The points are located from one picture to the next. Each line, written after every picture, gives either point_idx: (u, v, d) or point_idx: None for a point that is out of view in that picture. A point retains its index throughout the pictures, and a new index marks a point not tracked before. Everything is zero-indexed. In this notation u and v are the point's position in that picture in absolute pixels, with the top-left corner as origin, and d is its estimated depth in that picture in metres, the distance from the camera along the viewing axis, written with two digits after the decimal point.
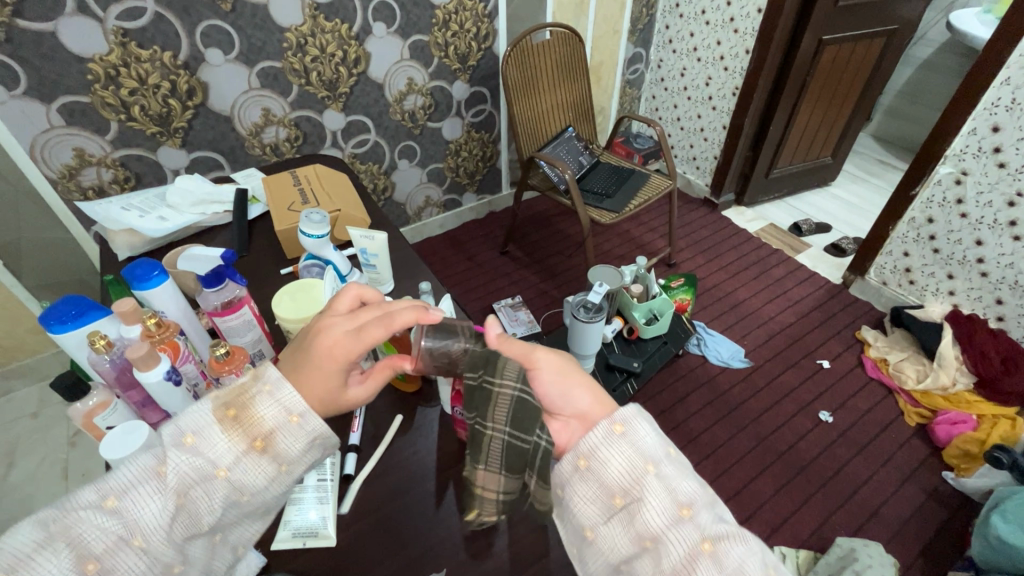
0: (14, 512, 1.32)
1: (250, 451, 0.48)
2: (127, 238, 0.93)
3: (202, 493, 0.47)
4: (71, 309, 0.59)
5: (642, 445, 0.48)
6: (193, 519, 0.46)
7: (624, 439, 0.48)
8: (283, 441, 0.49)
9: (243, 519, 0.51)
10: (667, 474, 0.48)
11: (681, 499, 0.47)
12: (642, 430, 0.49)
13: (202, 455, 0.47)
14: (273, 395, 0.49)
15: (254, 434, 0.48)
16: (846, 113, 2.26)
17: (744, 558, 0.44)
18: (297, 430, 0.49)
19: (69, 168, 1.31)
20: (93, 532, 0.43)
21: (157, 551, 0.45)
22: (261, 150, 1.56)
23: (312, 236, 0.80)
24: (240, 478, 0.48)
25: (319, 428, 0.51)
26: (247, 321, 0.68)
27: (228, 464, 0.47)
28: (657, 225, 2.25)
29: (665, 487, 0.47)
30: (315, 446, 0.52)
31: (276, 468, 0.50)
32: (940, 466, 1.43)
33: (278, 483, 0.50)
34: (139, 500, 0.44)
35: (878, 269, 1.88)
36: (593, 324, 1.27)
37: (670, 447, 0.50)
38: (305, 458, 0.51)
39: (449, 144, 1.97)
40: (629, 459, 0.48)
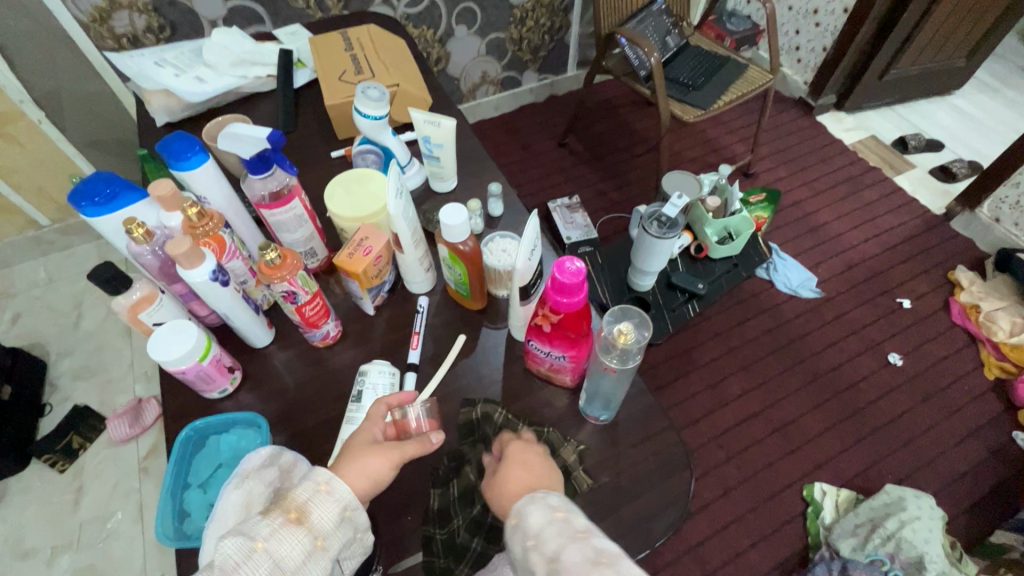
0: (87, 361, 1.41)
1: (283, 527, 0.42)
2: (163, 101, 0.83)
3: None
4: (103, 188, 0.51)
5: (526, 527, 0.44)
6: None
7: (513, 526, 0.45)
8: (316, 511, 0.44)
9: None
10: (548, 545, 0.42)
11: (554, 558, 0.41)
12: (525, 506, 0.45)
13: (238, 533, 0.41)
14: (313, 481, 0.46)
15: (287, 506, 0.44)
16: (1006, 1, 1.81)
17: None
18: (328, 495, 0.45)
19: (99, 10, 1.18)
20: None
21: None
22: (305, 2, 1.37)
23: (369, 117, 0.68)
24: (278, 555, 0.41)
25: (348, 495, 0.46)
26: (298, 216, 0.59)
27: (264, 534, 0.42)
28: (739, 126, 1.98)
29: (544, 558, 0.41)
30: (348, 519, 0.46)
31: (313, 544, 0.43)
32: (1011, 424, 1.34)
33: (317, 563, 0.43)
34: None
35: (994, 204, 1.63)
36: (665, 241, 1.16)
37: (555, 509, 0.44)
38: (339, 534, 0.45)
39: (514, 9, 1.69)
40: (518, 545, 0.44)
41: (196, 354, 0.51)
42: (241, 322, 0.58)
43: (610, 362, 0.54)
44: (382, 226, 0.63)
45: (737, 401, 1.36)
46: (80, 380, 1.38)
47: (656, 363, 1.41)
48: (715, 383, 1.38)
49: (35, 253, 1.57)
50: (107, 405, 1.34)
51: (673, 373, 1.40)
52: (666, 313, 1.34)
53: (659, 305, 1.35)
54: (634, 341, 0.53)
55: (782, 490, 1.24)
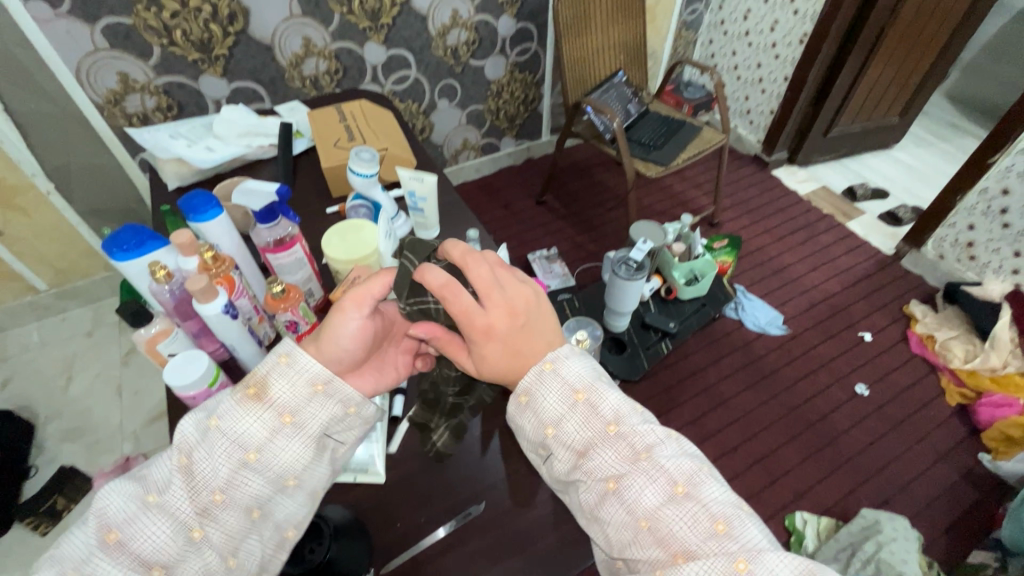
0: (76, 422, 1.42)
1: (243, 402, 0.46)
2: (176, 168, 0.93)
3: (205, 450, 0.44)
4: (131, 238, 0.60)
5: (544, 410, 0.49)
6: (203, 481, 0.44)
7: (528, 408, 0.49)
8: (277, 387, 0.47)
9: (272, 489, 0.46)
10: (572, 432, 0.48)
11: (583, 449, 0.47)
12: (540, 392, 0.49)
13: (201, 411, 0.46)
14: (275, 355, 0.48)
15: (247, 382, 0.47)
16: (923, 69, 2.06)
17: (643, 490, 0.44)
18: (286, 369, 0.47)
19: (114, 93, 1.30)
20: (115, 501, 0.43)
21: (170, 515, 0.43)
22: (301, 82, 1.52)
23: (361, 175, 0.79)
24: (236, 431, 0.45)
25: (312, 367, 0.48)
26: (299, 259, 0.68)
27: (218, 412, 0.45)
28: (701, 181, 2.15)
29: (568, 444, 0.48)
30: (323, 394, 0.48)
31: (278, 420, 0.46)
32: (977, 448, 1.40)
33: (288, 437, 0.46)
34: (153, 463, 0.45)
35: (937, 242, 1.77)
36: (634, 282, 1.25)
37: (575, 393, 0.48)
38: (312, 408, 0.48)
39: (491, 84, 1.88)
40: (534, 422, 0.49)
41: (205, 381, 0.57)
42: (246, 354, 0.64)
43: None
44: (374, 266, 0.72)
45: (716, 436, 1.41)
46: (68, 441, 1.38)
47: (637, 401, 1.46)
48: (694, 418, 1.44)
49: (30, 317, 1.62)
50: (94, 466, 1.34)
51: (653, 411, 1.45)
52: (641, 350, 1.43)
53: (635, 344, 1.43)
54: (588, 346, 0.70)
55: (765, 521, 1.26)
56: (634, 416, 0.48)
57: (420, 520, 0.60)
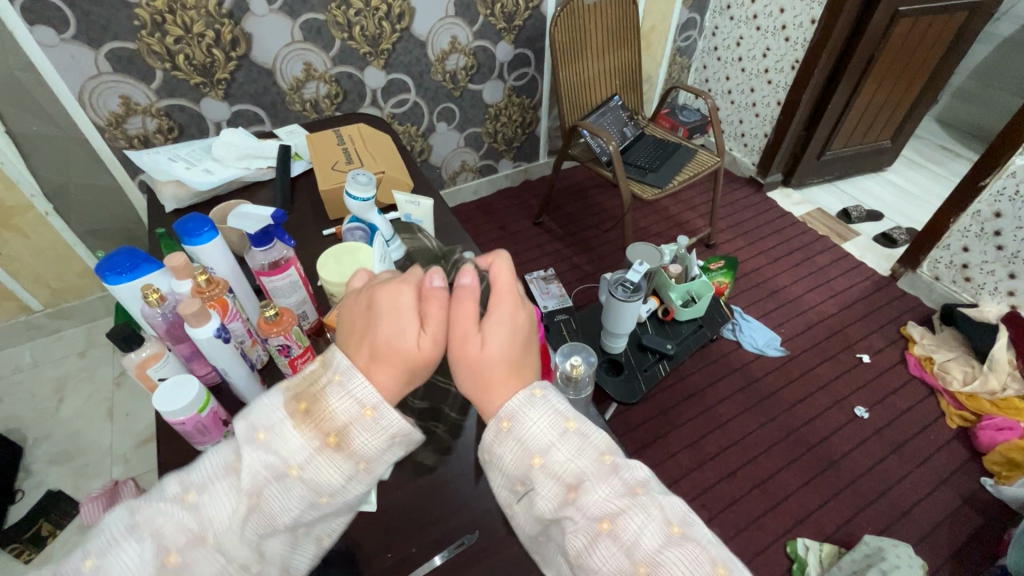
0: (65, 444, 1.40)
1: (323, 450, 0.41)
2: (173, 190, 0.93)
3: (277, 492, 0.40)
4: (125, 261, 0.60)
5: (530, 436, 0.42)
6: (270, 522, 0.40)
7: (510, 435, 0.42)
8: (359, 438, 0.42)
9: (329, 520, 0.44)
10: (561, 461, 0.41)
11: (574, 482, 0.40)
12: (528, 415, 0.42)
13: (276, 451, 0.41)
14: (344, 386, 0.42)
15: (328, 429, 0.41)
16: (913, 94, 2.10)
17: (642, 530, 0.38)
18: (373, 426, 0.41)
19: (116, 116, 1.32)
20: (169, 527, 0.39)
21: (232, 552, 0.39)
22: (301, 106, 1.55)
23: (358, 199, 0.79)
24: (316, 479, 0.41)
25: (395, 424, 0.42)
26: (293, 283, 0.68)
27: (299, 462, 0.41)
28: (697, 203, 2.17)
29: (556, 475, 0.41)
30: (400, 442, 0.43)
31: (354, 469, 0.42)
32: (979, 472, 1.38)
33: (359, 484, 0.42)
34: (215, 494, 0.40)
35: (932, 264, 1.78)
36: (631, 303, 1.25)
37: (565, 421, 0.42)
38: (387, 457, 0.43)
39: (489, 107, 1.91)
40: (517, 451, 0.42)
41: (194, 406, 0.56)
42: (238, 378, 0.63)
43: (568, 394, 0.71)
44: None
45: (715, 459, 1.39)
46: (56, 464, 1.36)
47: (635, 424, 1.45)
48: (692, 441, 1.42)
49: (24, 338, 1.60)
50: (81, 491, 1.31)
51: (651, 434, 1.44)
52: (639, 374, 1.41)
53: (632, 366, 1.43)
54: (582, 372, 0.69)
55: (766, 547, 1.24)
56: (621, 451, 0.43)
57: (412, 550, 0.58)
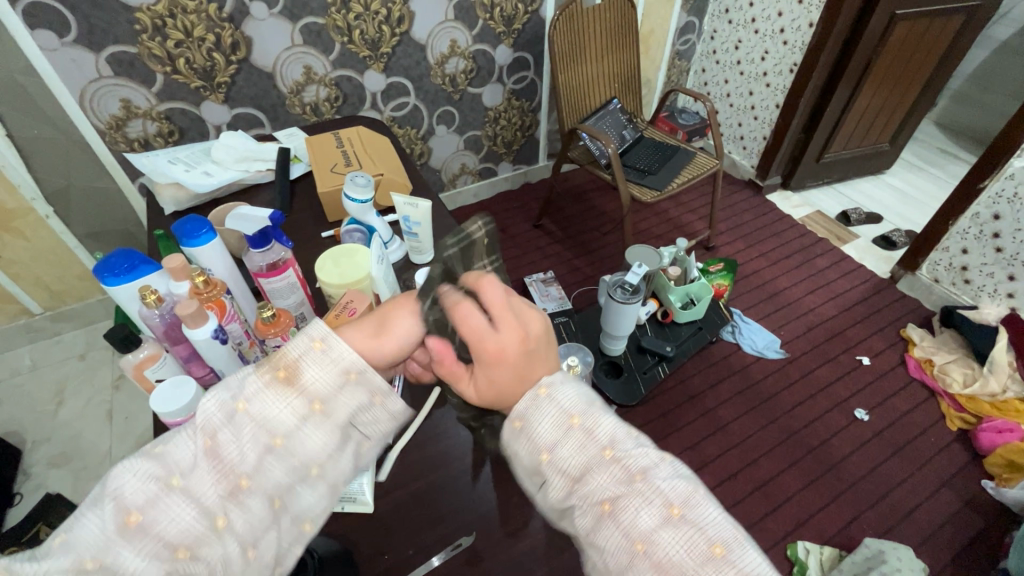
0: (64, 447, 1.40)
1: (273, 386, 0.42)
2: (173, 193, 0.93)
3: (231, 434, 0.40)
4: (123, 262, 0.61)
5: (537, 434, 0.42)
6: (230, 465, 0.40)
7: (520, 435, 0.42)
8: (307, 371, 0.43)
9: (295, 476, 0.43)
10: (565, 456, 0.41)
11: (578, 474, 0.40)
12: (533, 416, 0.42)
13: (225, 391, 0.42)
14: (325, 351, 0.44)
15: (276, 364, 0.43)
16: (912, 97, 2.11)
17: (640, 515, 0.38)
18: (321, 355, 0.43)
19: (116, 119, 1.32)
20: (131, 483, 0.38)
21: (196, 500, 0.38)
22: (301, 109, 1.55)
23: (356, 201, 0.79)
24: (268, 414, 0.42)
25: (346, 356, 0.44)
26: (291, 284, 0.68)
27: (247, 394, 0.42)
28: (696, 206, 2.18)
29: (561, 471, 0.41)
30: (354, 383, 0.45)
31: (309, 407, 0.43)
32: (980, 474, 1.38)
33: (317, 425, 0.43)
34: (174, 443, 0.40)
35: (931, 266, 1.78)
36: (630, 305, 1.25)
37: (569, 418, 0.42)
38: (342, 397, 0.44)
39: (488, 111, 1.92)
40: (527, 449, 0.43)
41: (191, 407, 0.56)
42: None
43: None
44: (366, 291, 0.71)
45: (715, 461, 1.39)
46: (55, 467, 1.35)
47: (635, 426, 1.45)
48: (692, 443, 1.42)
49: (23, 341, 1.60)
50: (80, 494, 1.31)
51: (651, 436, 1.43)
52: (638, 376, 1.42)
53: (631, 368, 1.43)
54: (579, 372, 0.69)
55: (767, 550, 1.23)
56: (629, 438, 0.42)
57: (409, 552, 0.58)
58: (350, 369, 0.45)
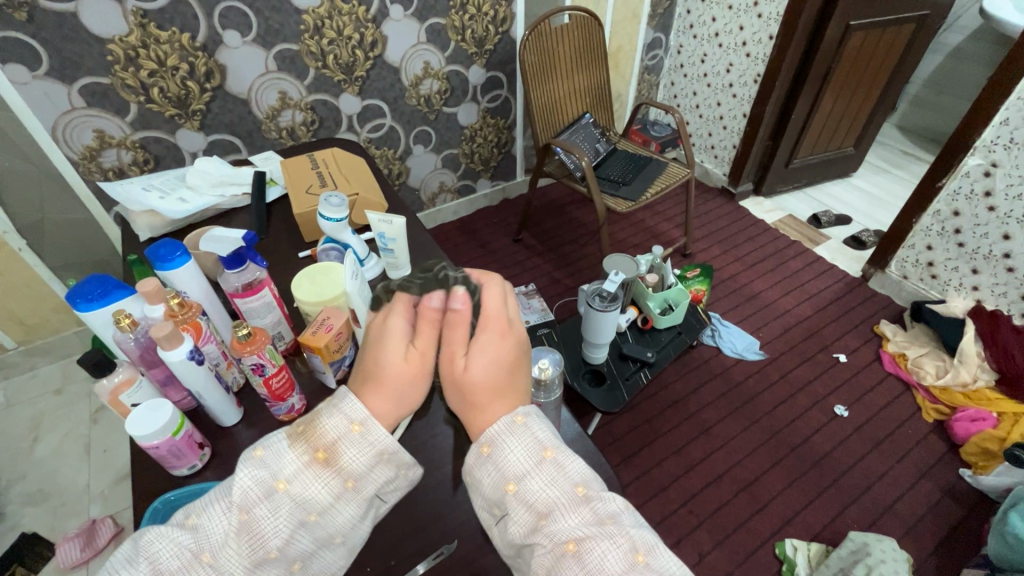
0: (39, 484, 1.36)
1: (311, 466, 0.44)
2: (148, 220, 0.94)
3: (267, 512, 0.43)
4: (96, 288, 0.61)
5: (509, 463, 0.44)
6: (259, 543, 0.42)
7: (490, 460, 0.45)
8: (346, 455, 0.44)
9: (319, 549, 0.45)
10: (536, 489, 0.43)
11: (546, 511, 0.42)
12: (506, 443, 0.45)
13: (265, 467, 0.44)
14: (336, 406, 0.45)
15: (316, 444, 0.44)
16: (871, 102, 2.19)
17: (607, 555, 0.39)
18: (359, 441, 0.44)
19: (90, 149, 1.32)
20: (167, 549, 0.42)
21: (226, 573, 0.42)
22: (278, 134, 1.57)
23: (331, 220, 0.81)
24: (303, 494, 0.43)
25: (384, 440, 0.45)
26: (267, 303, 0.69)
27: (285, 474, 0.43)
28: (672, 214, 2.23)
29: (529, 503, 0.43)
30: (386, 461, 0.45)
31: (342, 485, 0.44)
32: (958, 463, 1.41)
33: (347, 502, 0.45)
34: (210, 515, 0.43)
35: (899, 263, 1.84)
36: (609, 313, 1.27)
37: (543, 450, 0.45)
38: (374, 473, 0.45)
39: (464, 129, 1.95)
40: (495, 476, 0.44)
41: (168, 429, 0.56)
42: (213, 401, 0.63)
43: (539, 398, 0.70)
44: (343, 308, 0.72)
45: (701, 465, 1.40)
46: (31, 505, 1.32)
47: (620, 434, 1.46)
48: (678, 448, 1.43)
49: None
50: (57, 533, 1.27)
51: (637, 443, 1.45)
52: (621, 383, 1.42)
53: (614, 375, 1.43)
54: (551, 376, 0.70)
55: (755, 550, 1.25)
56: (598, 483, 0.45)
57: (392, 563, 0.59)
58: (383, 449, 0.45)
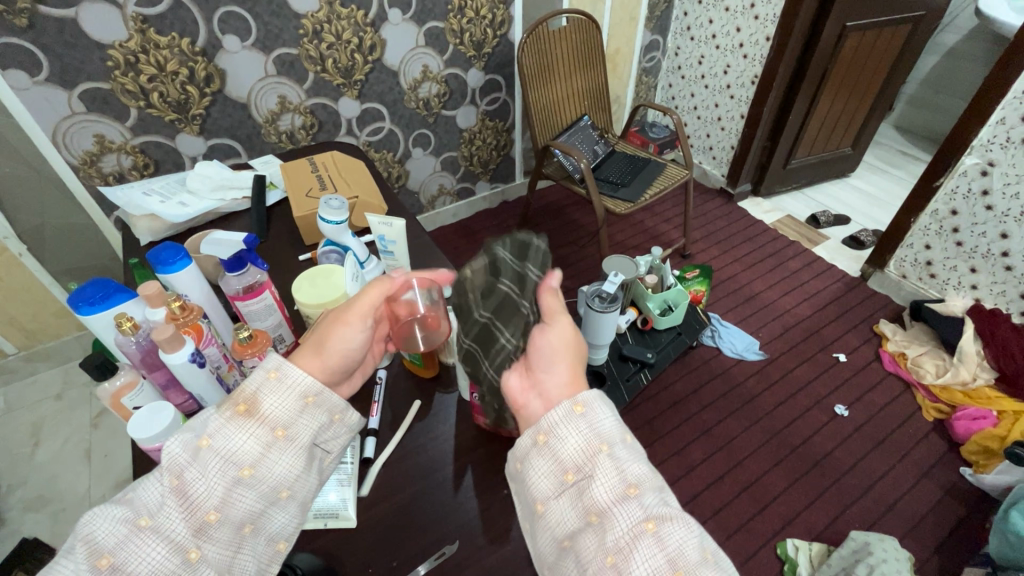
0: (40, 490, 1.36)
1: (234, 419, 0.46)
2: (148, 224, 0.94)
3: (197, 470, 0.43)
4: (98, 292, 0.62)
5: (602, 427, 0.44)
6: (196, 501, 0.43)
7: (584, 418, 0.44)
8: (267, 402, 0.47)
9: (264, 504, 0.46)
10: (625, 459, 0.43)
11: (634, 483, 0.42)
12: (601, 410, 0.45)
13: (188, 430, 0.45)
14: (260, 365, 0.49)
15: (237, 399, 0.47)
16: (869, 102, 2.20)
17: (687, 542, 0.40)
18: (277, 385, 0.47)
19: (90, 154, 1.33)
20: (103, 526, 0.41)
21: (167, 535, 0.42)
22: (277, 138, 1.57)
23: (332, 222, 0.81)
24: (229, 446, 0.45)
25: (302, 381, 0.49)
26: (268, 305, 0.69)
27: (208, 431, 0.45)
28: (670, 216, 2.24)
29: (617, 471, 0.42)
30: (312, 405, 0.49)
31: (271, 434, 0.46)
32: (959, 462, 1.41)
33: (279, 450, 0.47)
34: (141, 484, 0.44)
35: (898, 262, 1.84)
36: (608, 314, 1.27)
37: (628, 432, 0.46)
38: (303, 420, 0.48)
39: (463, 132, 1.96)
40: (585, 436, 0.44)
41: (170, 432, 0.56)
42: (215, 404, 0.64)
43: None
44: None
45: (701, 465, 1.40)
46: (32, 510, 1.32)
47: None
48: (679, 449, 1.43)
49: None
50: (57, 538, 1.27)
51: (638, 443, 1.45)
52: (621, 384, 1.42)
53: (614, 377, 1.43)
54: None
55: (756, 550, 1.24)
56: None
57: (393, 564, 0.59)
58: (307, 393, 0.49)
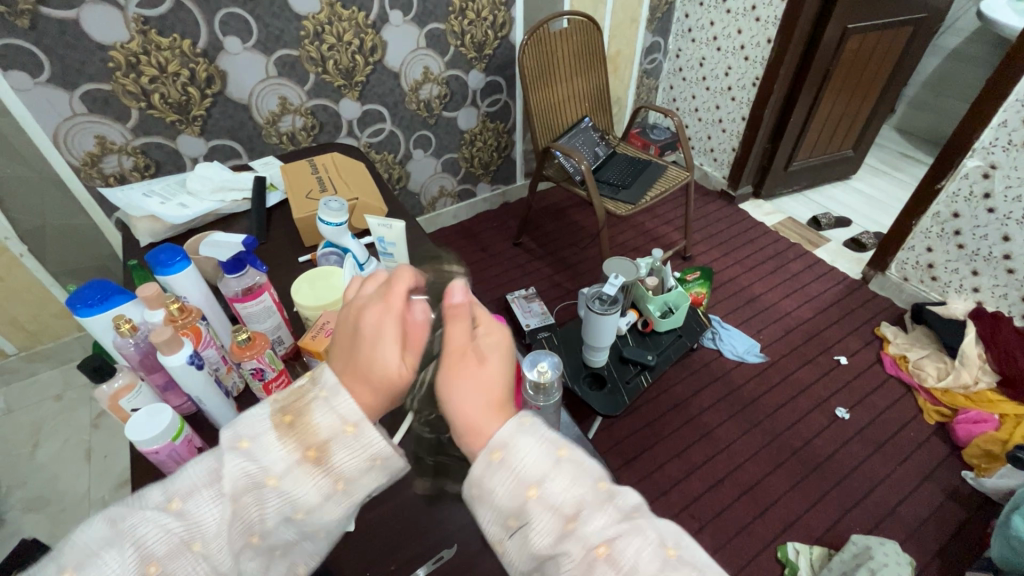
0: (40, 490, 1.36)
1: (302, 464, 0.42)
2: (148, 225, 0.94)
3: (253, 501, 0.41)
4: (96, 294, 0.62)
5: (523, 467, 0.39)
6: (249, 526, 0.41)
7: (504, 466, 0.39)
8: (339, 455, 0.43)
9: (300, 538, 0.45)
10: (556, 491, 0.38)
11: (573, 513, 0.38)
12: (519, 444, 0.39)
13: (253, 458, 0.42)
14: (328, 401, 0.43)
15: (309, 442, 0.43)
16: (870, 105, 2.20)
17: (641, 553, 0.37)
18: (353, 443, 0.43)
19: (91, 155, 1.33)
20: (152, 531, 0.39)
21: (212, 563, 0.40)
22: (278, 138, 1.57)
23: (331, 224, 0.81)
24: (291, 491, 0.42)
25: (377, 443, 0.43)
26: (267, 308, 0.69)
27: (277, 471, 0.42)
28: (671, 218, 2.24)
29: (554, 507, 0.38)
30: (377, 466, 0.44)
31: (332, 487, 0.43)
32: (960, 465, 1.41)
33: (335, 504, 0.44)
34: (197, 500, 0.41)
35: (899, 265, 1.84)
36: (608, 316, 1.27)
37: (558, 448, 0.40)
38: (365, 479, 0.44)
39: (464, 134, 1.96)
40: (510, 484, 0.38)
41: (168, 434, 0.56)
42: (213, 406, 0.63)
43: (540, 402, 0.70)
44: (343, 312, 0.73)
45: (701, 468, 1.40)
46: (31, 511, 1.31)
47: (621, 438, 1.46)
48: (679, 451, 1.43)
49: None
50: (57, 537, 1.27)
51: (638, 446, 1.45)
52: (621, 387, 1.41)
53: (614, 379, 1.43)
54: (551, 379, 0.70)
55: (757, 554, 1.24)
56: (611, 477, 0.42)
57: (391, 568, 0.59)
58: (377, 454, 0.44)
